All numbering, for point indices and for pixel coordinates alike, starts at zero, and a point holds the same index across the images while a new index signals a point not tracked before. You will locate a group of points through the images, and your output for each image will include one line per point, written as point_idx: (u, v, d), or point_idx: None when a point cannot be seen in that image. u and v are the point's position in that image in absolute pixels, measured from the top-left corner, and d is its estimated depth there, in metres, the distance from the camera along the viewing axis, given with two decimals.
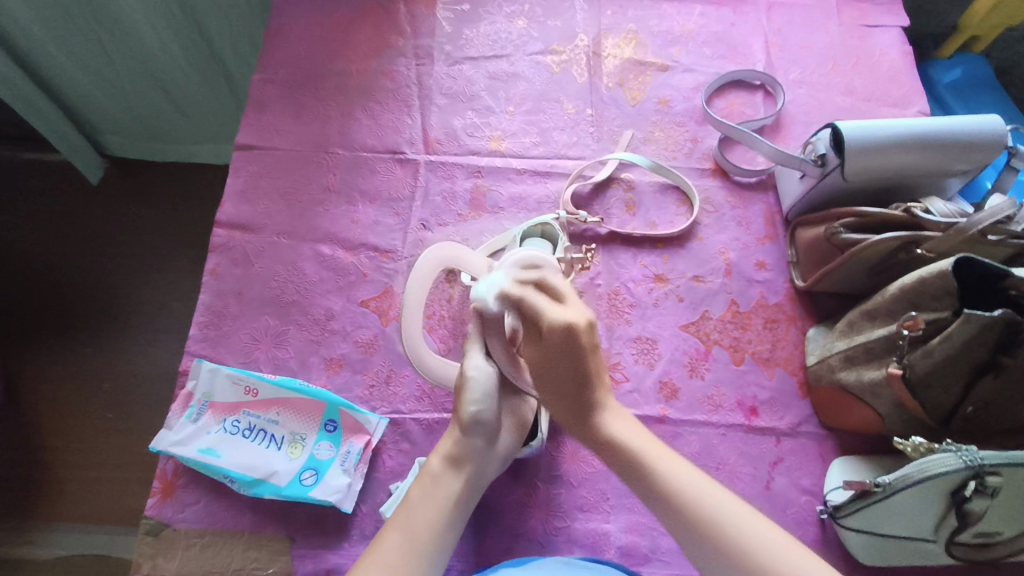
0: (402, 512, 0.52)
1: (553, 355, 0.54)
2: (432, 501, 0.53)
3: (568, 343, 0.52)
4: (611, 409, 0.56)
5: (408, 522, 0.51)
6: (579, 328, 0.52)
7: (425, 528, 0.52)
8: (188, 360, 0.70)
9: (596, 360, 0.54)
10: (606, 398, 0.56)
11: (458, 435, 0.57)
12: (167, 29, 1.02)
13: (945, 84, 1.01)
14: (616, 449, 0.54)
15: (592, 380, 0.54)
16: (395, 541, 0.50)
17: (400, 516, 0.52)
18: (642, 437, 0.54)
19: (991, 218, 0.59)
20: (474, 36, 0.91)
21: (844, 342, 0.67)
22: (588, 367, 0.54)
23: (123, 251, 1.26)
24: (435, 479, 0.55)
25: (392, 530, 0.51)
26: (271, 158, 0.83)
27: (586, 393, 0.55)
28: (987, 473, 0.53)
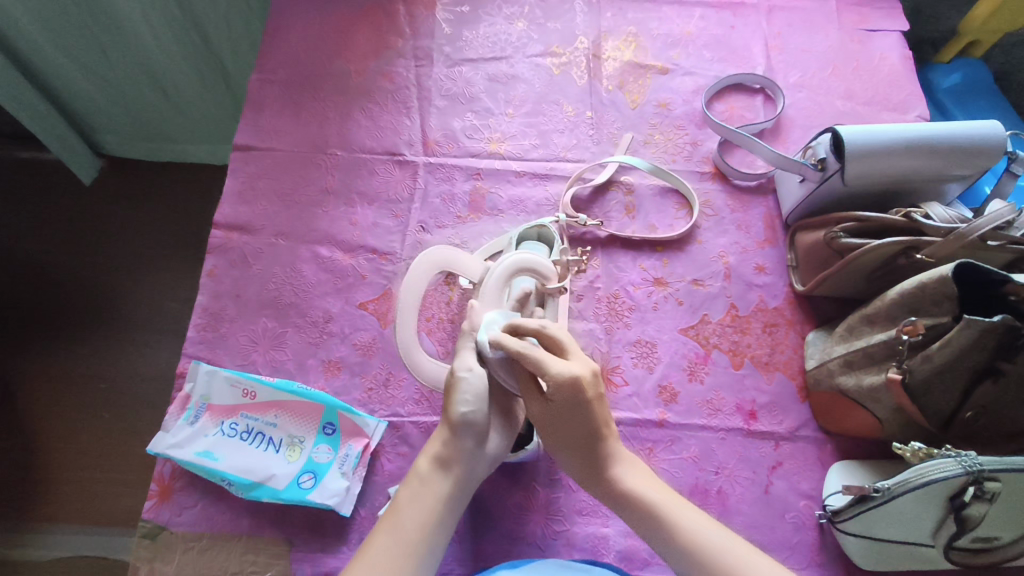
0: (391, 514, 0.52)
1: (562, 414, 0.54)
2: (421, 501, 0.53)
3: (575, 398, 0.53)
4: (624, 460, 0.56)
5: (396, 524, 0.51)
6: (584, 381, 0.53)
7: (415, 528, 0.51)
8: (185, 362, 0.70)
9: (604, 410, 0.55)
10: (618, 450, 0.56)
11: (447, 435, 0.56)
12: (165, 29, 1.01)
13: (944, 89, 1.01)
14: (633, 502, 0.53)
15: (603, 433, 0.55)
16: (383, 544, 0.49)
17: (389, 517, 0.52)
18: (654, 488, 0.54)
19: (992, 224, 0.59)
20: (474, 37, 0.91)
21: (844, 347, 0.67)
22: (596, 418, 0.54)
23: (119, 251, 1.25)
24: (424, 478, 0.54)
25: (380, 533, 0.50)
26: (270, 159, 0.82)
27: (599, 447, 0.55)
28: (986, 478, 0.53)
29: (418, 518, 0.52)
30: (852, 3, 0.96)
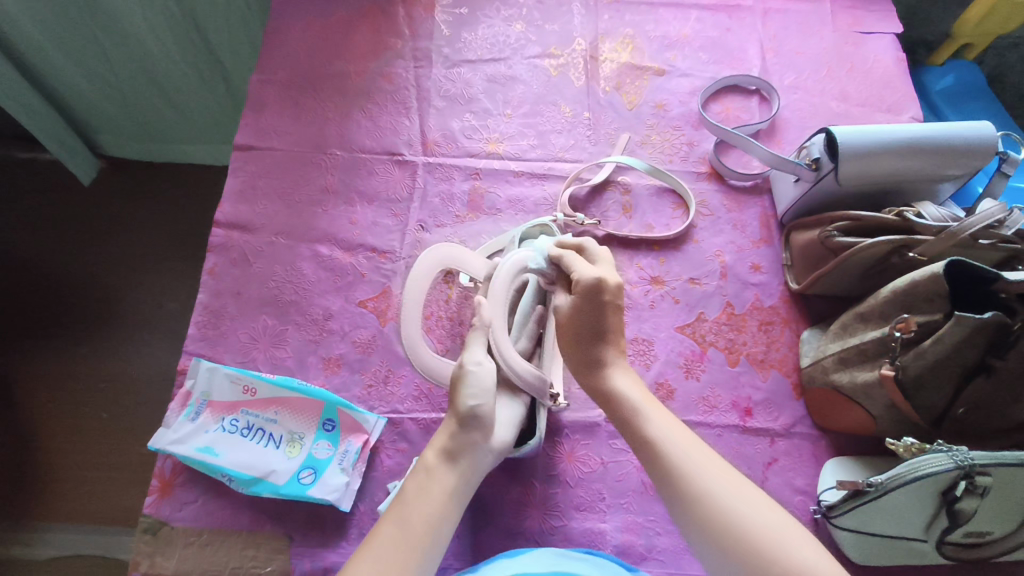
0: (396, 505, 0.52)
1: (578, 311, 0.59)
2: (426, 491, 0.53)
3: (595, 297, 0.59)
4: (619, 368, 0.59)
5: (402, 514, 0.51)
6: (607, 285, 0.59)
7: (420, 519, 0.51)
8: (186, 359, 0.71)
9: (616, 317, 0.60)
10: (616, 360, 0.59)
11: (455, 428, 0.56)
12: (166, 29, 1.02)
13: (938, 91, 1.02)
14: (617, 403, 0.56)
15: (608, 337, 0.59)
16: (387, 533, 0.50)
17: (394, 508, 0.52)
18: (640, 392, 0.57)
19: (983, 223, 0.60)
20: (473, 39, 0.92)
21: (838, 344, 0.68)
22: (607, 321, 0.59)
23: (119, 251, 1.26)
24: (431, 469, 0.54)
25: (385, 524, 0.50)
26: (270, 158, 0.83)
27: (598, 348, 0.58)
28: (977, 473, 0.54)
29: (423, 509, 0.51)
30: (847, 6, 0.97)
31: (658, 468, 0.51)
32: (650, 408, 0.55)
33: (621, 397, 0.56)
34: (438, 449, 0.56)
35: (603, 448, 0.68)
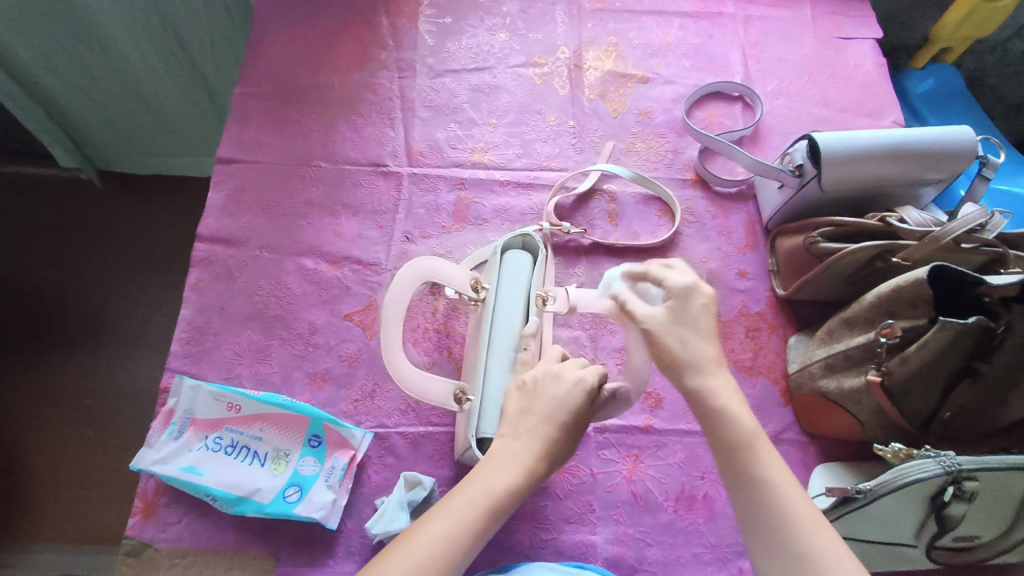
0: (444, 508, 0.44)
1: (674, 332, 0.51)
2: (486, 509, 0.44)
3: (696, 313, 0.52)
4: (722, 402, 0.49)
5: (458, 529, 0.42)
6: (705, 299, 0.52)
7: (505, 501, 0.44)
8: (169, 377, 0.70)
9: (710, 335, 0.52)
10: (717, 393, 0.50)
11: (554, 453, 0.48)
12: (148, 42, 1.01)
13: (919, 95, 1.03)
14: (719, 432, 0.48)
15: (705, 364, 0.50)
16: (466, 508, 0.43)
17: (442, 515, 0.43)
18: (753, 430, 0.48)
19: (965, 227, 0.60)
20: (456, 49, 0.92)
21: (824, 350, 0.68)
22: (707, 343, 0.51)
23: (104, 265, 1.24)
24: (506, 483, 0.45)
25: (429, 532, 0.42)
26: (254, 172, 0.82)
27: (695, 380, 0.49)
28: (965, 478, 0.54)
29: (479, 530, 0.43)
30: (827, 11, 0.98)
31: (762, 513, 0.44)
32: (760, 444, 0.47)
33: (724, 427, 0.48)
34: (518, 463, 0.46)
35: (592, 459, 0.68)
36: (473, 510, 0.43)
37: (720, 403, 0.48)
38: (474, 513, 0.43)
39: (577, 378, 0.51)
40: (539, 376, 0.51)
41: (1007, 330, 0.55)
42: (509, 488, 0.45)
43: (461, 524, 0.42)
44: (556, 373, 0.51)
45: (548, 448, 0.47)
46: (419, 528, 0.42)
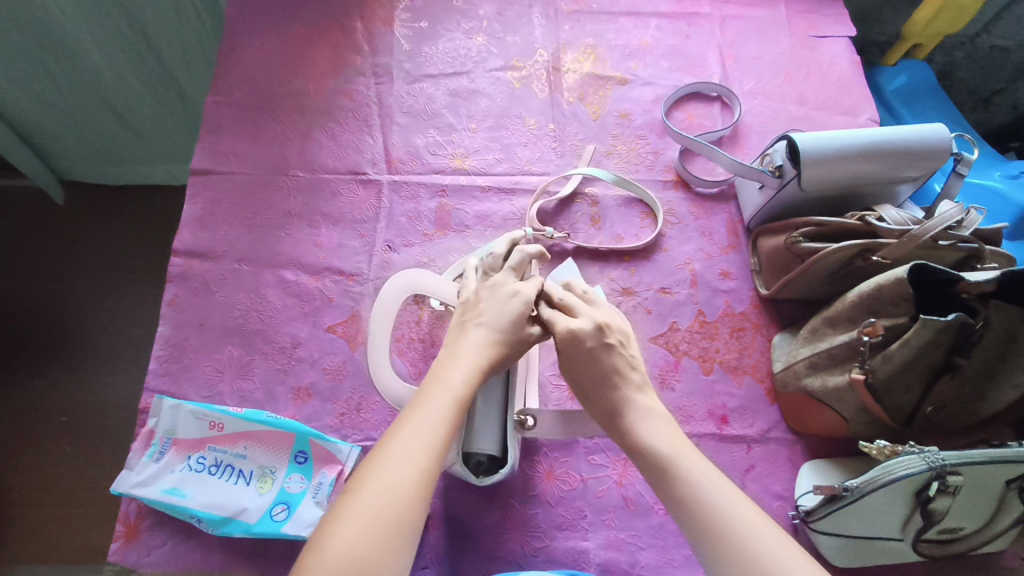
0: (414, 412, 0.47)
1: (569, 364, 0.56)
2: (448, 402, 0.48)
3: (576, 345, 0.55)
4: (640, 420, 0.52)
5: (431, 426, 0.46)
6: (581, 330, 0.55)
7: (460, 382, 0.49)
8: (147, 397, 0.68)
9: (610, 357, 0.55)
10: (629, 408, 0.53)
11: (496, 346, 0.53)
12: (116, 48, 0.99)
13: (892, 91, 1.05)
14: (642, 453, 0.50)
15: (613, 376, 0.54)
16: (438, 393, 0.48)
17: (413, 418, 0.46)
18: (668, 443, 0.50)
19: (942, 226, 0.60)
20: (433, 53, 0.91)
21: (808, 349, 0.69)
22: (593, 378, 0.54)
23: (76, 279, 1.21)
24: (459, 376, 0.50)
25: (407, 434, 0.45)
26: (230, 183, 0.81)
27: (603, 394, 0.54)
28: (948, 473, 0.55)
29: (449, 423, 0.47)
30: (801, 10, 0.98)
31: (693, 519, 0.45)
32: (681, 454, 0.49)
33: (644, 451, 0.50)
34: (461, 363, 0.51)
35: (583, 465, 0.68)
36: (439, 407, 0.47)
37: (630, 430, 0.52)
38: (441, 408, 0.47)
39: (512, 288, 0.57)
40: (490, 293, 0.57)
41: (985, 325, 0.56)
42: (462, 382, 0.50)
43: (432, 420, 0.46)
44: (495, 286, 0.57)
45: (488, 344, 0.53)
46: (396, 431, 0.46)
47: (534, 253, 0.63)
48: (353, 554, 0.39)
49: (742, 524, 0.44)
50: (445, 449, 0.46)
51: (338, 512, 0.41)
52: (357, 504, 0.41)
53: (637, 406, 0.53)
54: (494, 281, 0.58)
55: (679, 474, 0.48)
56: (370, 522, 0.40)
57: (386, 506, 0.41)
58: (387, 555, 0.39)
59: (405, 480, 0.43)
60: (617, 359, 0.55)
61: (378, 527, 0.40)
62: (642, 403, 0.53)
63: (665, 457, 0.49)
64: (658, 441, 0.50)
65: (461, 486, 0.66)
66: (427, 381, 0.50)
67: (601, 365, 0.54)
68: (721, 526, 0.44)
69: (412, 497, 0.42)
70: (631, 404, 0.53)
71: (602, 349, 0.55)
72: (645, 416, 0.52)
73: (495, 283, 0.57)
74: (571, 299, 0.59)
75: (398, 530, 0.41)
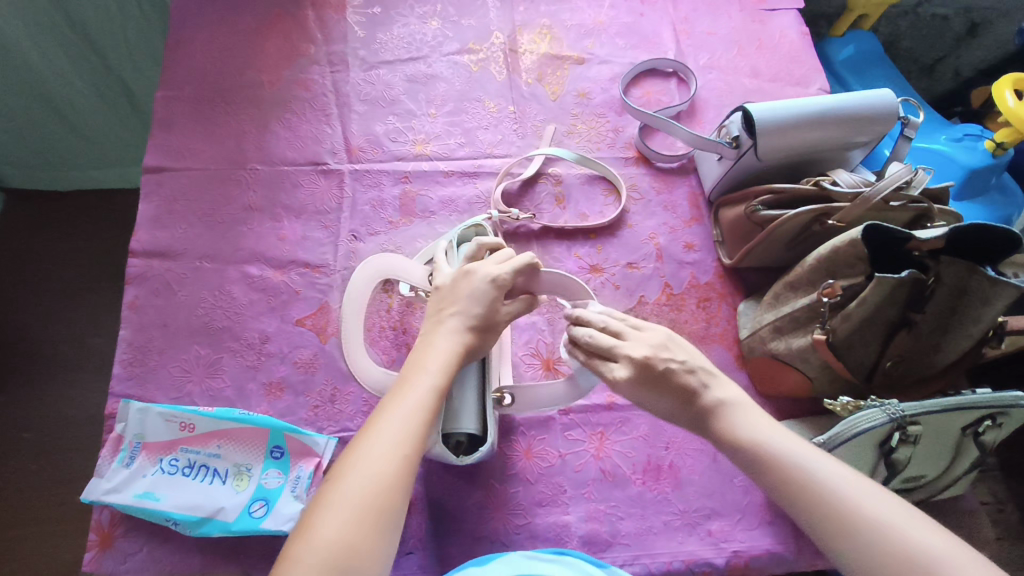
0: (394, 400, 0.47)
1: (634, 394, 0.53)
2: (429, 387, 0.48)
3: (644, 378, 0.52)
4: (734, 407, 0.50)
5: (414, 414, 0.46)
6: (638, 366, 0.52)
7: (436, 367, 0.49)
8: (113, 402, 0.66)
9: (680, 377, 0.51)
10: (725, 397, 0.50)
11: (468, 333, 0.52)
12: (55, 46, 0.95)
13: (841, 61, 1.08)
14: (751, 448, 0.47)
15: (694, 389, 0.51)
16: (419, 379, 0.48)
17: (394, 407, 0.46)
18: (782, 440, 0.47)
19: (893, 185, 0.62)
20: (388, 39, 0.90)
21: (771, 314, 0.71)
22: (666, 402, 0.52)
23: (28, 290, 1.17)
24: (437, 362, 0.49)
25: (390, 421, 0.45)
26: (186, 179, 0.79)
27: (691, 406, 0.51)
28: (908, 423, 0.57)
29: (429, 409, 0.47)
30: None
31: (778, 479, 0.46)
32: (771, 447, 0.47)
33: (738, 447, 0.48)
34: (440, 351, 0.50)
35: (560, 441, 0.69)
36: (418, 392, 0.47)
37: (727, 420, 0.49)
38: (420, 394, 0.47)
39: (489, 275, 0.55)
40: (452, 280, 0.56)
41: (937, 281, 0.59)
42: (440, 368, 0.49)
43: (413, 405, 0.46)
44: (470, 272, 0.55)
45: (467, 332, 0.52)
46: (377, 418, 0.46)
47: (491, 245, 0.63)
48: (340, 542, 0.39)
49: (908, 540, 0.40)
50: (426, 434, 0.46)
51: (323, 500, 0.41)
52: (341, 491, 0.41)
53: (719, 407, 0.50)
54: (470, 268, 0.55)
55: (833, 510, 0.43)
56: (353, 508, 0.40)
57: (367, 491, 0.41)
58: (374, 540, 0.40)
59: (388, 465, 0.42)
60: (680, 379, 0.51)
61: (361, 514, 0.40)
62: (714, 401, 0.50)
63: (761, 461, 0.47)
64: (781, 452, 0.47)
65: (441, 470, 0.66)
66: (407, 368, 0.50)
67: (668, 389, 0.51)
68: (881, 550, 0.40)
69: (399, 482, 0.42)
70: (713, 411, 0.50)
71: (657, 378, 0.51)
72: (735, 412, 0.50)
73: (462, 266, 0.56)
74: (596, 335, 0.55)
75: (380, 517, 0.41)
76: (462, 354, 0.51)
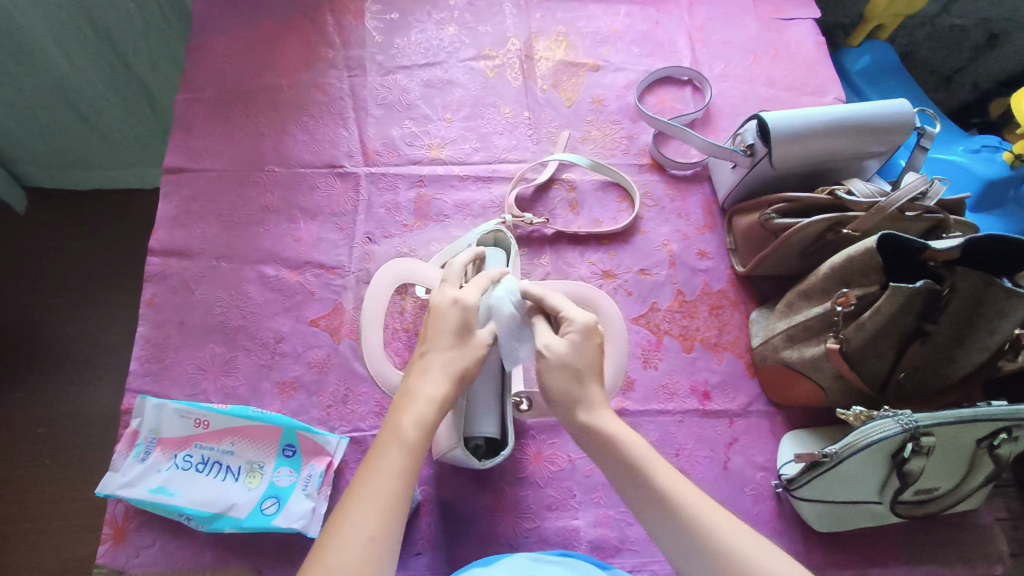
0: (365, 475, 0.45)
1: (567, 350, 0.55)
2: (400, 455, 0.46)
3: (585, 337, 0.56)
4: (603, 408, 0.54)
5: (399, 472, 0.46)
6: (594, 326, 0.57)
7: (411, 429, 0.48)
8: (130, 397, 0.67)
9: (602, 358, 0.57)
10: (599, 399, 0.55)
11: (454, 375, 0.52)
12: (78, 49, 0.97)
13: (857, 71, 1.08)
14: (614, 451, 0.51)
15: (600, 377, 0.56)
16: (391, 450, 0.47)
17: (366, 481, 0.45)
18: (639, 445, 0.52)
19: (908, 196, 0.62)
20: (405, 44, 0.91)
21: (785, 322, 0.71)
22: (579, 364, 0.55)
23: (47, 287, 1.19)
24: (411, 424, 0.48)
25: (377, 479, 0.45)
26: (204, 180, 0.80)
27: (586, 387, 0.55)
28: (922, 434, 0.56)
29: (403, 479, 0.45)
30: None
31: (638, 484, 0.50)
32: (654, 463, 0.50)
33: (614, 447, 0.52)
34: (426, 395, 0.50)
35: (570, 445, 0.69)
36: (389, 463, 0.46)
37: (599, 420, 0.53)
38: (392, 465, 0.46)
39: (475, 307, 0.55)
40: (446, 308, 0.55)
41: (952, 291, 0.58)
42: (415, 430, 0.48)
43: (384, 478, 0.45)
44: (461, 302, 0.55)
45: (460, 368, 0.52)
46: (347, 498, 0.44)
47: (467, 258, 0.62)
48: None
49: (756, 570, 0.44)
50: (401, 506, 0.44)
51: None
52: None
53: (597, 400, 0.54)
54: (455, 296, 0.55)
55: (701, 531, 0.46)
56: None
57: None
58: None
59: (360, 549, 0.41)
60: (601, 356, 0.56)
61: None
62: (598, 396, 0.55)
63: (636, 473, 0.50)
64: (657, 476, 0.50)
65: (451, 472, 0.67)
66: (389, 421, 0.49)
67: (588, 356, 0.55)
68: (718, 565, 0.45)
69: (387, 544, 0.42)
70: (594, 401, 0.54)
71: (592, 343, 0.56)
72: (602, 416, 0.54)
73: (450, 294, 0.56)
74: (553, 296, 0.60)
75: None
76: (454, 391, 0.52)
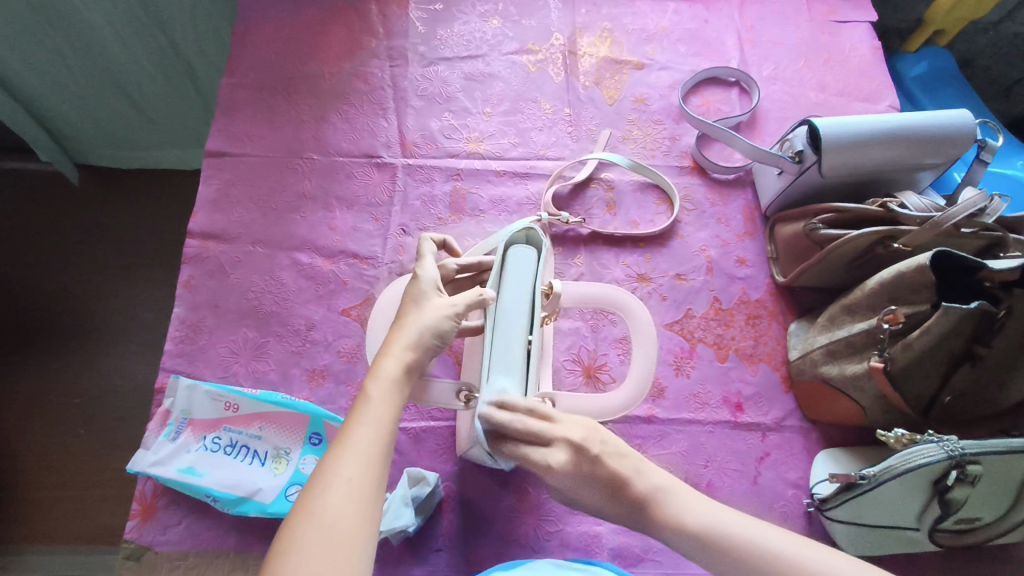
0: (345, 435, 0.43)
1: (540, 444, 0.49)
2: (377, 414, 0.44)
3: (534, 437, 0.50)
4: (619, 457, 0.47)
5: (379, 426, 0.44)
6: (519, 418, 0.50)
7: (387, 389, 0.46)
8: (164, 376, 0.68)
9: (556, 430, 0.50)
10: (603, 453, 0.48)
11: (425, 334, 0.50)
12: (129, 30, 0.98)
13: (913, 78, 1.04)
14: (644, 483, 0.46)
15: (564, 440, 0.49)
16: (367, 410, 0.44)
17: (345, 441, 0.42)
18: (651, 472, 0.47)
19: (967, 212, 0.59)
20: (448, 36, 0.90)
21: (825, 337, 0.68)
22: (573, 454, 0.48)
23: (88, 261, 1.22)
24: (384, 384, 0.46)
25: (359, 433, 0.43)
26: (244, 164, 0.80)
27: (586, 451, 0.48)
28: (968, 462, 0.54)
29: (382, 434, 0.43)
30: None
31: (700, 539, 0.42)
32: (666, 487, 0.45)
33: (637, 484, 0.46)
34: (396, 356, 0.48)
35: None
36: (368, 421, 0.43)
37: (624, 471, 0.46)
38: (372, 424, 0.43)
39: (435, 278, 0.55)
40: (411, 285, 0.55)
41: (1008, 314, 0.55)
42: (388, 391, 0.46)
43: (365, 436, 0.42)
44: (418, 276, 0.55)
45: (428, 326, 0.51)
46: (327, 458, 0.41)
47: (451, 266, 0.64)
48: None
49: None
50: (386, 460, 0.42)
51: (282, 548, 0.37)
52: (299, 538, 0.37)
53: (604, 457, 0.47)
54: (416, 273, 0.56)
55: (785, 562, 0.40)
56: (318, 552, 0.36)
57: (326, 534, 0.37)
58: (358, 559, 0.37)
59: (347, 504, 0.38)
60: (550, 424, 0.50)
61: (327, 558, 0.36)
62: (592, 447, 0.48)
63: (723, 542, 0.41)
64: (779, 544, 0.40)
65: (474, 470, 0.66)
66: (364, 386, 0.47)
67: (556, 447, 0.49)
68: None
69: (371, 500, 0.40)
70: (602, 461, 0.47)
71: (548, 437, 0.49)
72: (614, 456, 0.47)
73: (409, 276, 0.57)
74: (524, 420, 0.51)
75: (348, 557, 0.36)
76: (424, 348, 0.50)
